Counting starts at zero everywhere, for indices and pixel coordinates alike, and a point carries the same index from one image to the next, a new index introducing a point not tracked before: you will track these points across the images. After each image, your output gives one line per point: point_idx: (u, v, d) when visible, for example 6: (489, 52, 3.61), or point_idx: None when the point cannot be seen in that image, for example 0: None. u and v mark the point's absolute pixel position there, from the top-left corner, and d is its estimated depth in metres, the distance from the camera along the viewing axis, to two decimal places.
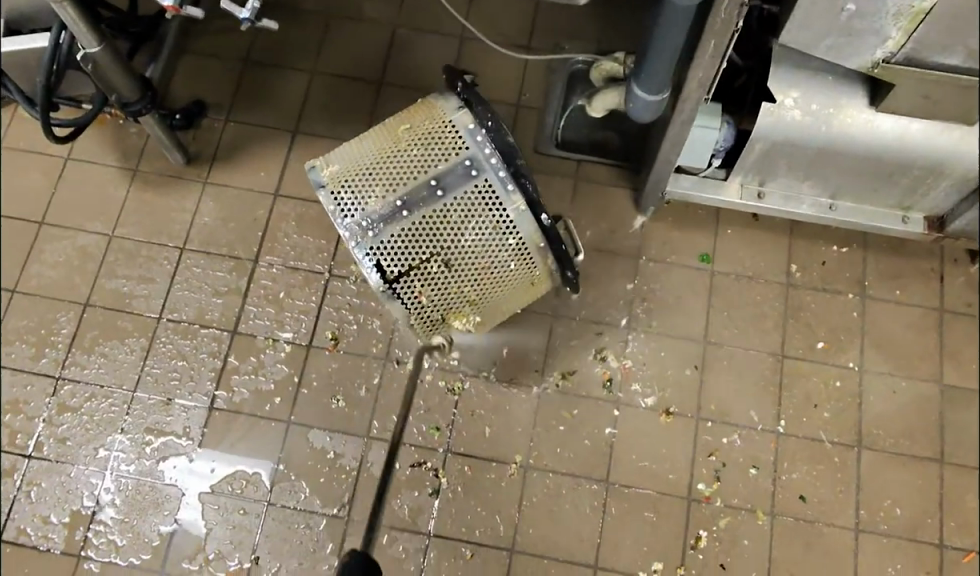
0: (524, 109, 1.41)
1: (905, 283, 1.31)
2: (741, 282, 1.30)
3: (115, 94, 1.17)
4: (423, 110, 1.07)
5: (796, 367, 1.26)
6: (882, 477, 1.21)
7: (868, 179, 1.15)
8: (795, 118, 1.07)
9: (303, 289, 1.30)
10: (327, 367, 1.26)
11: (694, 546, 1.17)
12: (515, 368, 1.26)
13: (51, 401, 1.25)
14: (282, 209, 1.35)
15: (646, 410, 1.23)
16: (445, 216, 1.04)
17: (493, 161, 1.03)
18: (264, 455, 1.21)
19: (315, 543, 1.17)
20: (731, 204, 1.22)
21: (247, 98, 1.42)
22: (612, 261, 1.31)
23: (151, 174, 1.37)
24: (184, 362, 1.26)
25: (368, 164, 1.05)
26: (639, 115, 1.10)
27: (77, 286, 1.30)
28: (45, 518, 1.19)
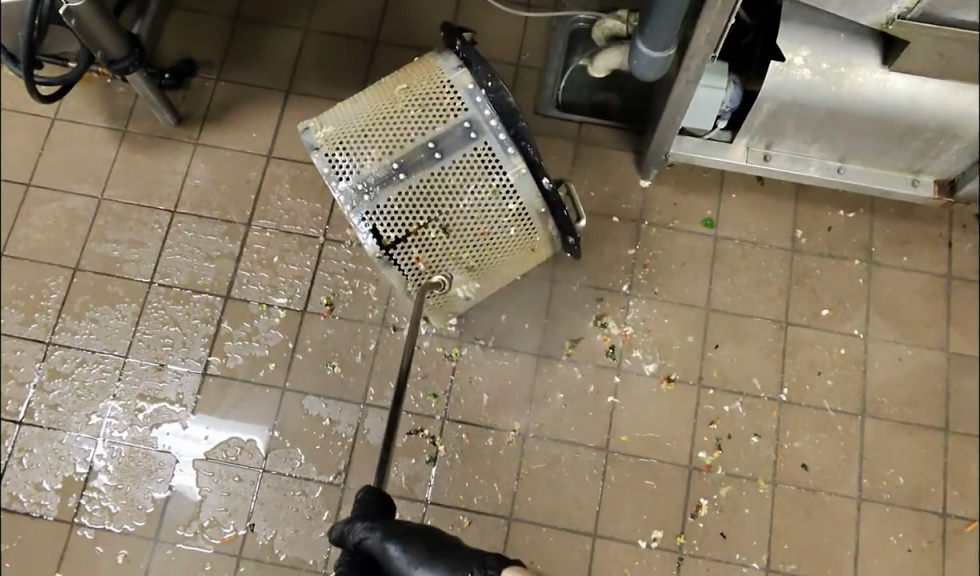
0: (524, 69, 1.37)
1: (913, 249, 1.28)
2: (745, 247, 1.28)
3: (102, 51, 1.13)
4: (420, 69, 1.03)
5: (800, 334, 1.24)
6: (885, 446, 1.19)
7: (878, 142, 1.11)
8: (804, 78, 1.03)
9: (297, 253, 1.27)
10: (322, 333, 1.23)
11: (694, 514, 1.15)
12: (513, 335, 1.23)
13: (42, 366, 1.23)
14: (275, 172, 1.31)
15: (647, 378, 1.21)
16: (443, 180, 1.01)
17: (493, 122, 1.00)
18: (258, 422, 1.20)
19: (312, 510, 1.16)
20: (736, 166, 1.19)
21: (238, 56, 1.38)
22: (613, 226, 1.28)
23: (140, 135, 1.33)
24: (176, 327, 1.24)
25: (364, 125, 1.02)
26: (644, 74, 1.06)
27: (66, 250, 1.28)
28: (38, 484, 1.17)
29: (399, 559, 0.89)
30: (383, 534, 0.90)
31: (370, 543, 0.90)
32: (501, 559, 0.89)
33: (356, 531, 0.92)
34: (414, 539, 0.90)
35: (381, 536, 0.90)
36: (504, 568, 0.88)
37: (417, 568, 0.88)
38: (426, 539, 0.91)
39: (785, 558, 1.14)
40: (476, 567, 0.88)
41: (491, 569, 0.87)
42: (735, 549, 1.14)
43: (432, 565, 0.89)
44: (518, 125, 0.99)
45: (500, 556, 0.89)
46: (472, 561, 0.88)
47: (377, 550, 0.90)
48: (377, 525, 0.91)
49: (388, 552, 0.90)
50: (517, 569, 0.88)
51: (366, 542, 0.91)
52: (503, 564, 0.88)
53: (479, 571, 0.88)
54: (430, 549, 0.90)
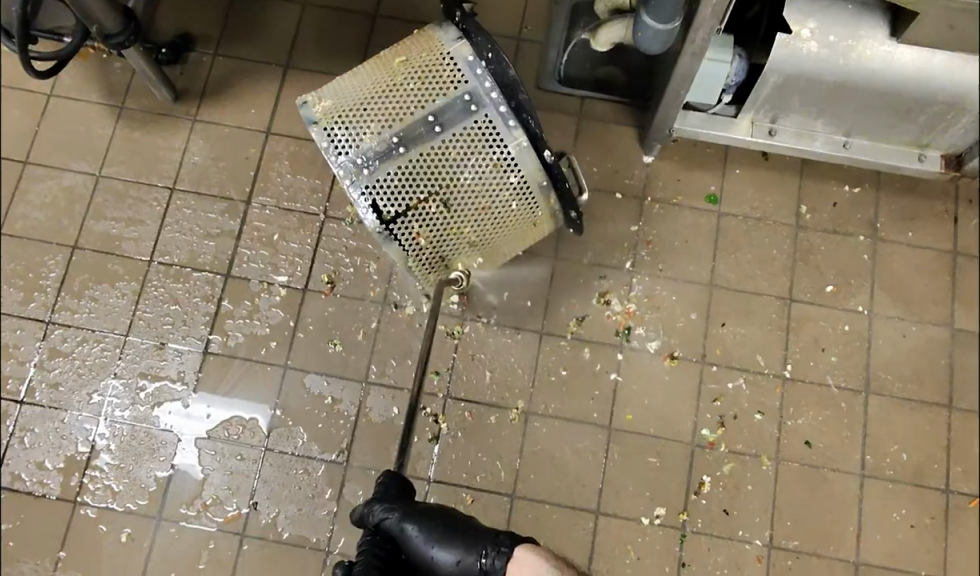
0: (526, 44, 1.35)
1: (918, 224, 1.27)
2: (749, 223, 1.27)
3: (97, 25, 1.11)
4: (419, 41, 1.01)
5: (804, 311, 1.23)
6: (889, 422, 1.19)
7: (885, 115, 1.10)
8: (811, 51, 1.02)
9: (298, 231, 1.26)
10: (323, 311, 1.23)
11: (697, 492, 1.15)
12: (516, 312, 1.22)
13: (42, 345, 1.22)
14: (274, 148, 1.30)
15: (650, 355, 1.21)
16: (443, 154, 1.00)
17: (494, 95, 0.98)
18: (260, 400, 1.19)
19: (314, 489, 1.16)
20: (741, 141, 1.17)
21: (236, 30, 1.35)
22: (616, 202, 1.27)
23: (137, 111, 1.32)
24: (177, 306, 1.23)
25: (363, 98, 1.00)
26: (648, 47, 1.04)
27: (64, 227, 1.27)
28: (40, 464, 1.17)
29: (418, 538, 0.95)
30: (401, 514, 0.96)
31: (389, 523, 0.96)
32: (514, 537, 0.93)
33: (375, 511, 0.98)
34: (430, 519, 0.96)
35: (399, 516, 0.96)
36: (517, 544, 0.92)
37: (435, 546, 0.94)
38: (443, 519, 0.96)
39: (787, 534, 1.14)
40: (490, 544, 0.92)
41: (505, 546, 0.92)
42: (737, 526, 1.14)
43: (448, 543, 0.94)
44: (519, 97, 0.98)
45: (514, 534, 0.94)
46: (486, 540, 0.93)
47: (395, 529, 0.96)
48: (396, 505, 0.98)
49: (407, 531, 0.96)
50: (528, 544, 0.92)
51: (385, 522, 0.97)
52: (516, 541, 0.92)
53: (492, 548, 0.92)
54: (445, 528, 0.95)
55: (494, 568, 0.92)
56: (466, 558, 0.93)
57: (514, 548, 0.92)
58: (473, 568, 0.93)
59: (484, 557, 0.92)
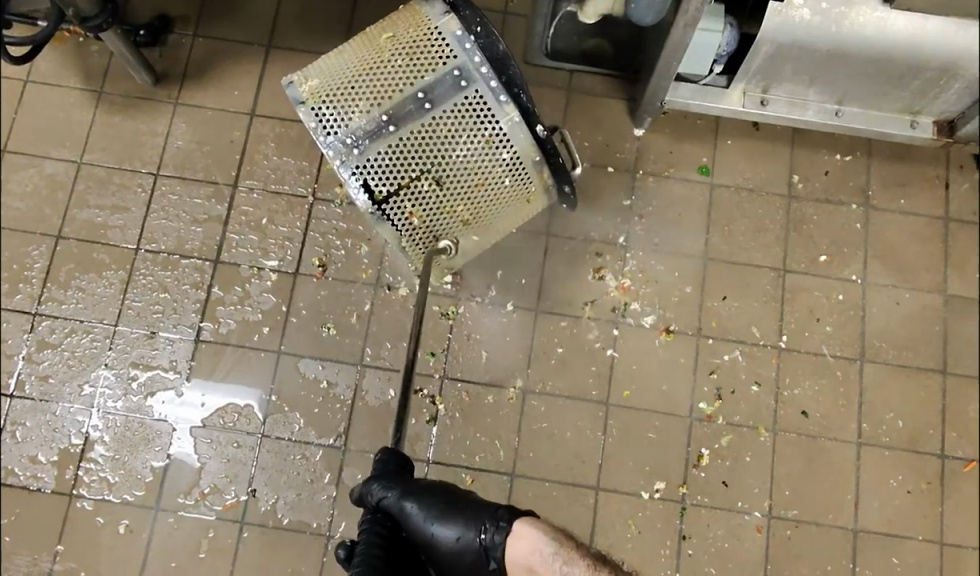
0: (512, 17, 1.32)
1: (910, 191, 1.27)
2: (741, 195, 1.26)
3: (73, 8, 1.09)
4: (406, 16, 0.99)
5: (798, 281, 1.23)
6: (885, 390, 1.19)
7: (877, 82, 1.09)
8: (803, 20, 1.00)
9: (287, 214, 1.24)
10: (315, 294, 1.21)
11: (696, 465, 1.16)
12: (510, 291, 1.22)
13: (29, 337, 1.20)
14: (259, 130, 1.27)
15: (646, 330, 1.20)
16: (434, 131, 0.98)
17: (484, 70, 0.97)
18: (254, 387, 1.18)
19: (313, 473, 1.15)
20: (733, 112, 1.17)
21: (215, 10, 1.32)
22: (608, 176, 1.26)
23: (117, 95, 1.29)
24: (166, 294, 1.21)
25: (350, 76, 0.98)
26: (641, 16, 1.03)
27: (47, 217, 1.24)
28: (33, 457, 1.16)
29: (418, 515, 0.94)
30: (400, 492, 0.95)
31: (388, 502, 0.95)
32: (512, 510, 0.93)
33: (374, 490, 0.96)
34: (429, 496, 0.95)
35: (398, 494, 0.95)
36: (516, 518, 0.92)
37: (436, 523, 0.94)
38: (442, 496, 0.96)
39: (786, 504, 1.15)
40: (489, 519, 0.92)
41: (504, 521, 0.92)
42: (737, 498, 1.15)
43: (448, 519, 0.93)
44: (510, 71, 0.97)
45: (512, 508, 0.94)
46: (485, 515, 0.93)
47: (395, 508, 0.95)
48: (394, 484, 0.96)
49: (406, 509, 0.94)
50: (527, 516, 0.92)
51: (384, 501, 0.95)
52: (514, 514, 0.92)
53: (492, 523, 0.92)
54: (444, 505, 0.95)
55: (494, 543, 0.91)
56: (467, 534, 0.92)
57: (513, 522, 0.92)
58: (474, 543, 0.92)
59: (484, 533, 0.92)
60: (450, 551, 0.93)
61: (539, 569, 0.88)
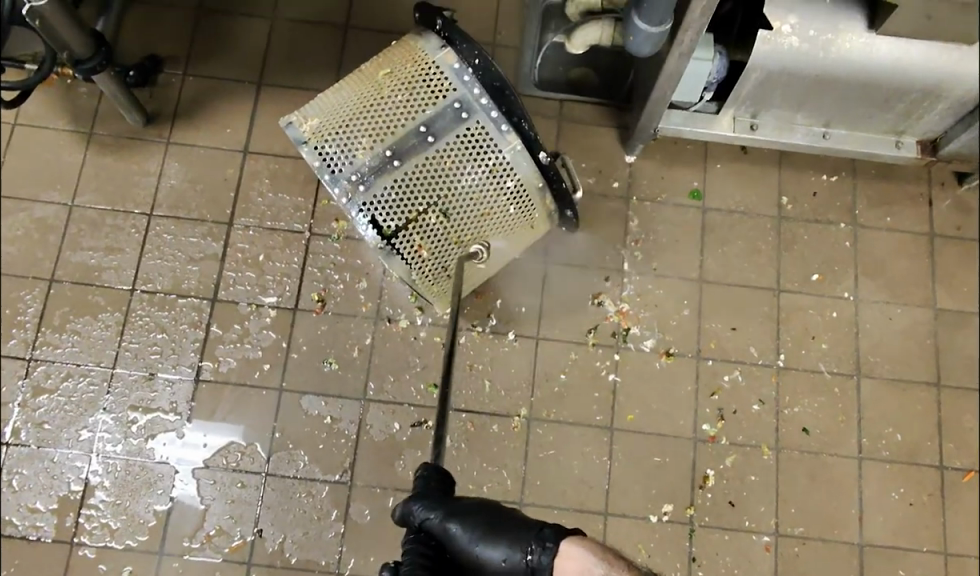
0: (501, 49, 1.35)
1: (895, 209, 1.30)
2: (733, 217, 1.28)
3: (67, 50, 1.08)
4: (402, 52, 1.00)
5: (793, 301, 1.25)
6: (882, 404, 1.21)
7: (864, 105, 1.12)
8: (792, 46, 1.03)
9: (284, 250, 1.24)
10: (315, 329, 1.21)
11: (702, 486, 1.17)
12: (510, 319, 1.22)
13: (25, 383, 1.18)
14: (253, 167, 1.27)
15: (646, 353, 1.22)
16: (438, 163, 0.99)
17: (484, 101, 0.98)
18: (256, 426, 1.17)
19: (320, 511, 1.14)
20: (723, 137, 1.19)
21: (204, 49, 1.33)
22: (602, 204, 1.28)
23: (107, 136, 1.28)
24: (164, 334, 1.20)
25: (350, 114, 0.99)
26: (639, 48, 1.03)
27: (39, 260, 1.22)
28: (32, 506, 1.14)
29: (461, 535, 0.89)
30: (442, 511, 0.91)
31: (432, 523, 0.91)
32: (560, 530, 0.85)
33: (416, 511, 0.92)
34: (474, 515, 0.90)
35: (441, 514, 0.91)
36: (563, 538, 0.84)
37: (480, 544, 0.88)
38: (486, 515, 0.90)
39: (792, 521, 1.16)
40: (534, 539, 0.85)
41: (550, 541, 0.84)
42: (744, 517, 1.16)
43: (493, 539, 0.87)
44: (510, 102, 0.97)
45: (559, 526, 0.86)
46: (530, 535, 0.86)
47: (439, 529, 0.90)
48: (437, 504, 0.92)
49: (449, 529, 0.90)
50: (575, 536, 0.84)
51: (427, 521, 0.91)
52: (562, 534, 0.85)
53: (537, 543, 0.85)
54: (487, 524, 0.89)
55: (540, 565, 0.84)
56: (512, 555, 0.86)
57: (559, 542, 0.84)
58: (521, 565, 0.85)
59: (529, 554, 0.85)
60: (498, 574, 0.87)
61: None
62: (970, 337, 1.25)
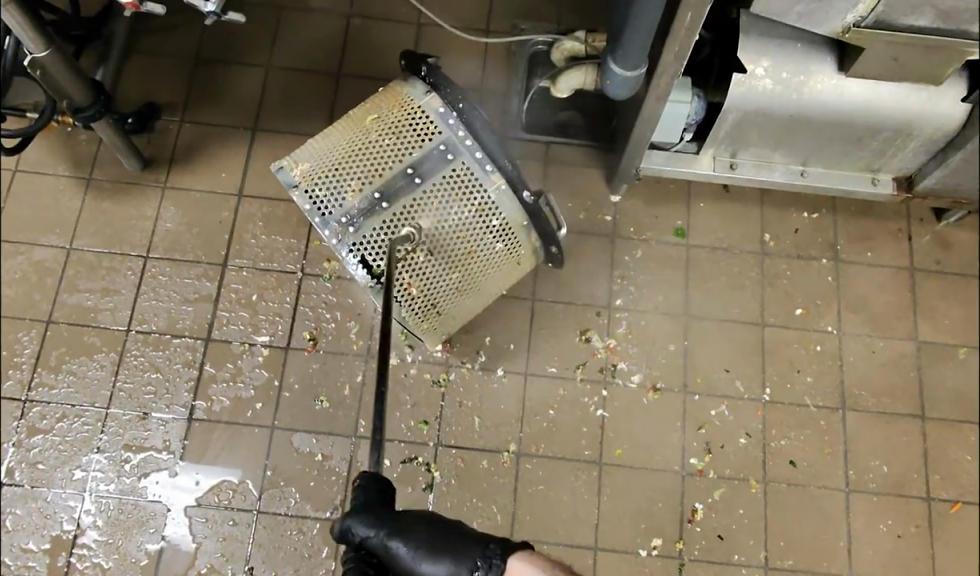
0: (488, 94, 1.39)
1: (876, 245, 1.33)
2: (717, 254, 1.31)
3: (66, 98, 1.11)
4: (389, 98, 1.04)
5: (777, 335, 1.27)
6: (867, 437, 1.23)
7: (840, 143, 1.15)
8: (766, 88, 1.07)
9: (277, 290, 1.27)
10: (307, 368, 1.23)
11: (691, 519, 1.18)
12: (499, 356, 1.24)
13: (20, 423, 1.20)
14: (248, 210, 1.31)
15: (633, 388, 1.23)
16: (426, 204, 1.02)
17: (468, 143, 1.01)
18: (248, 464, 1.18)
19: (310, 548, 1.15)
20: (704, 176, 1.22)
21: (201, 97, 1.37)
22: (588, 243, 1.30)
23: (106, 182, 1.31)
24: (159, 373, 1.22)
25: (339, 158, 1.02)
26: (616, 93, 1.06)
27: (37, 302, 1.25)
28: (24, 546, 1.14)
29: (405, 555, 0.80)
30: (386, 529, 0.82)
31: (373, 542, 0.82)
32: (506, 544, 0.80)
33: (355, 530, 0.82)
34: (417, 530, 0.82)
35: (383, 533, 0.82)
36: (510, 553, 0.79)
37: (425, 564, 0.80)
38: (428, 528, 0.82)
39: (781, 554, 1.17)
40: (479, 555, 0.79)
41: (496, 558, 0.79)
42: (733, 550, 1.16)
43: (438, 558, 0.80)
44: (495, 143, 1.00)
45: (504, 539, 0.80)
46: (475, 549, 0.80)
47: (381, 548, 0.82)
48: (378, 522, 0.82)
49: (393, 549, 0.81)
50: (522, 552, 0.79)
51: (368, 540, 0.82)
52: (508, 549, 0.79)
53: (483, 561, 0.79)
54: (433, 542, 0.81)
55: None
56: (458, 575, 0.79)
57: (507, 558, 0.78)
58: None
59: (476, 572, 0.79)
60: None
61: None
62: (953, 368, 1.27)
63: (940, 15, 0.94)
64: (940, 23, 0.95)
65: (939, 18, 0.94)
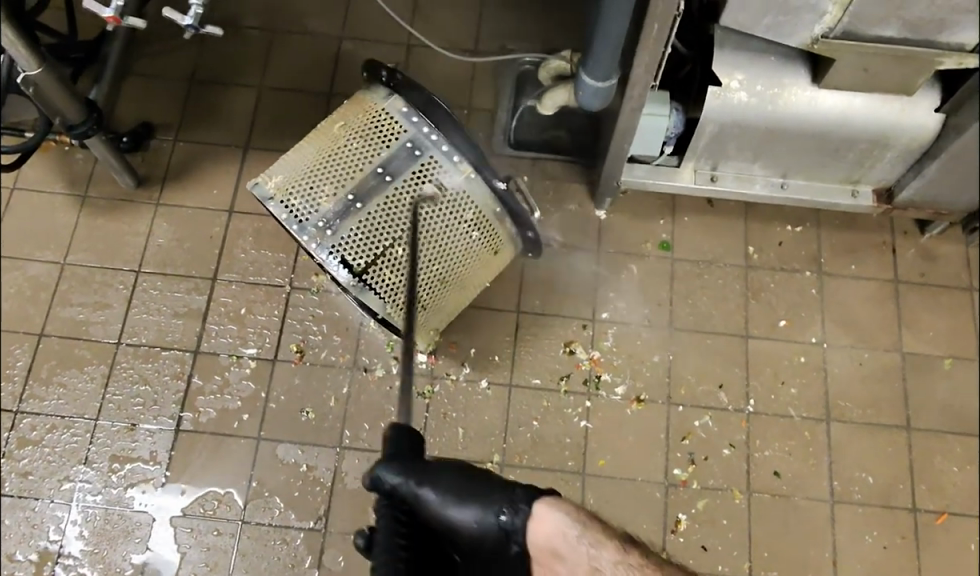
0: (476, 111, 1.42)
1: (860, 257, 1.33)
2: (700, 267, 1.32)
3: (59, 116, 1.14)
4: (354, 107, 1.09)
5: (761, 347, 1.28)
6: (852, 449, 1.22)
7: (818, 155, 1.17)
8: (740, 100, 1.09)
9: (265, 303, 1.28)
10: (292, 380, 1.24)
11: (674, 530, 1.17)
12: (484, 367, 1.25)
13: (10, 435, 1.21)
14: (238, 226, 1.33)
15: (617, 400, 1.24)
16: (399, 200, 1.06)
17: (433, 137, 1.06)
18: (234, 474, 1.19)
19: (294, 558, 1.16)
20: (685, 189, 1.24)
21: (195, 117, 1.40)
22: (571, 256, 1.32)
23: (100, 199, 1.34)
24: (147, 385, 1.24)
25: (312, 167, 1.06)
26: (590, 103, 1.09)
27: (31, 316, 1.27)
28: (11, 555, 1.16)
29: (434, 502, 0.84)
30: (414, 477, 0.84)
31: (403, 487, 0.84)
32: (531, 491, 0.88)
33: (384, 476, 0.84)
34: (444, 479, 0.86)
35: (412, 482, 0.84)
36: (536, 500, 0.87)
37: (454, 508, 0.85)
38: (459, 476, 0.87)
39: (766, 565, 1.16)
40: (506, 502, 0.87)
41: (522, 503, 0.87)
42: (716, 562, 1.16)
43: (468, 501, 0.86)
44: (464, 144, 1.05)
45: (530, 488, 0.89)
46: (503, 496, 0.87)
47: (410, 494, 0.84)
48: (405, 470, 0.84)
49: (423, 496, 0.84)
50: (549, 498, 0.88)
51: (397, 488, 0.84)
52: (533, 495, 0.88)
53: (509, 506, 0.87)
54: (458, 489, 0.86)
55: (513, 526, 0.87)
56: (485, 517, 0.86)
57: (532, 504, 0.87)
58: (493, 527, 0.86)
59: (504, 514, 0.86)
60: (469, 538, 0.86)
61: (563, 551, 0.86)
62: (939, 379, 1.27)
63: (906, 25, 0.96)
64: (907, 33, 0.97)
65: (905, 28, 0.97)
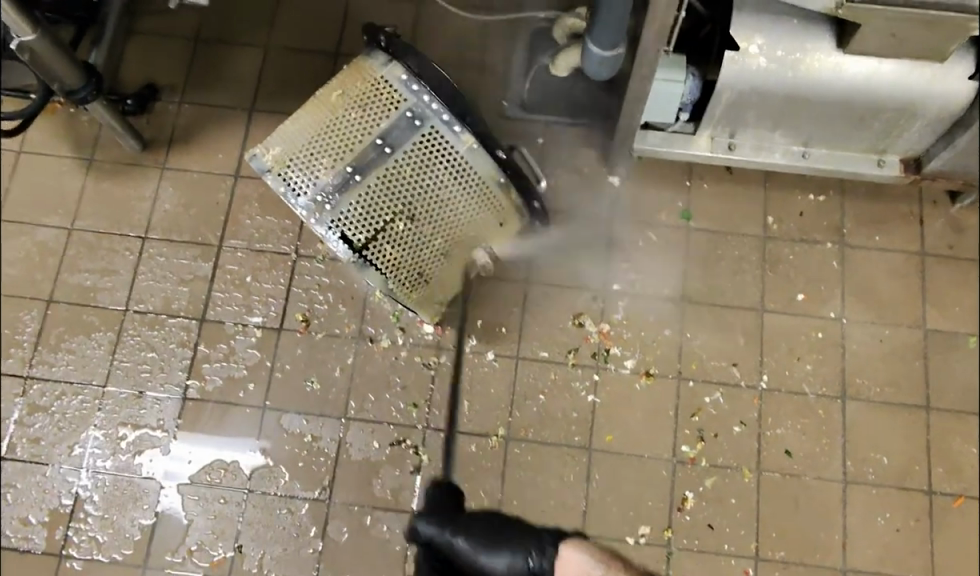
0: (487, 71, 1.36)
1: (885, 228, 1.28)
2: (716, 237, 1.28)
3: (58, 82, 1.12)
4: (350, 75, 1.06)
5: (777, 321, 1.24)
6: (868, 428, 1.19)
7: (841, 124, 1.11)
8: (759, 66, 1.03)
9: (270, 271, 1.27)
10: (297, 349, 1.23)
11: (681, 508, 1.16)
12: (491, 339, 1.23)
13: (21, 401, 1.22)
14: (244, 191, 1.31)
15: (626, 374, 1.21)
16: (400, 172, 1.03)
17: (435, 106, 1.02)
18: (239, 443, 1.20)
19: (299, 528, 1.16)
20: (701, 158, 1.19)
21: (201, 79, 1.37)
22: (583, 225, 1.28)
23: (106, 162, 1.33)
24: (154, 352, 1.24)
25: (309, 138, 1.03)
26: (594, 70, 1.06)
27: (38, 281, 1.28)
28: (24, 519, 1.18)
29: (466, 549, 1.03)
30: (449, 529, 1.05)
31: (441, 538, 1.05)
32: (556, 535, 1.02)
33: (421, 528, 1.07)
34: (475, 530, 1.04)
35: (448, 532, 1.05)
36: (562, 544, 0.98)
37: (484, 555, 1.02)
38: (486, 527, 1.04)
39: (773, 545, 1.14)
40: (534, 546, 1.01)
41: (549, 546, 1.00)
42: (723, 541, 1.14)
43: (497, 550, 1.02)
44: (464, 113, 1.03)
45: (556, 533, 1.02)
46: (531, 541, 1.02)
47: (445, 543, 1.05)
48: (439, 520, 1.06)
49: (456, 544, 1.04)
50: (574, 542, 0.98)
51: (434, 538, 1.05)
52: (559, 539, 1.01)
53: (537, 548, 1.01)
54: (487, 537, 1.03)
55: (540, 568, 1.00)
56: (514, 563, 1.01)
57: (558, 545, 0.99)
58: (522, 571, 1.00)
59: (531, 558, 1.00)
60: None
61: None
62: (963, 357, 1.22)
63: None
64: None
65: None
